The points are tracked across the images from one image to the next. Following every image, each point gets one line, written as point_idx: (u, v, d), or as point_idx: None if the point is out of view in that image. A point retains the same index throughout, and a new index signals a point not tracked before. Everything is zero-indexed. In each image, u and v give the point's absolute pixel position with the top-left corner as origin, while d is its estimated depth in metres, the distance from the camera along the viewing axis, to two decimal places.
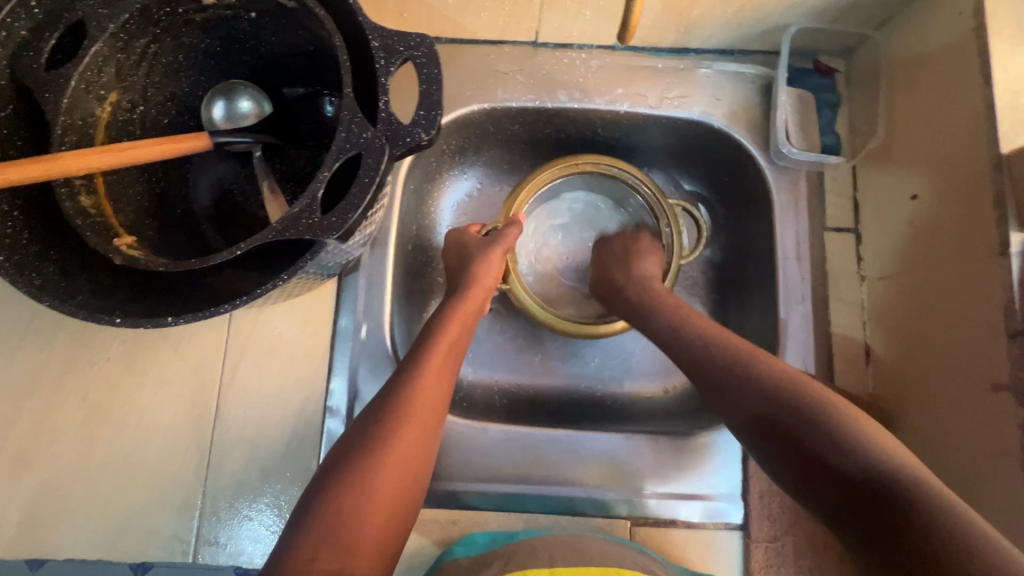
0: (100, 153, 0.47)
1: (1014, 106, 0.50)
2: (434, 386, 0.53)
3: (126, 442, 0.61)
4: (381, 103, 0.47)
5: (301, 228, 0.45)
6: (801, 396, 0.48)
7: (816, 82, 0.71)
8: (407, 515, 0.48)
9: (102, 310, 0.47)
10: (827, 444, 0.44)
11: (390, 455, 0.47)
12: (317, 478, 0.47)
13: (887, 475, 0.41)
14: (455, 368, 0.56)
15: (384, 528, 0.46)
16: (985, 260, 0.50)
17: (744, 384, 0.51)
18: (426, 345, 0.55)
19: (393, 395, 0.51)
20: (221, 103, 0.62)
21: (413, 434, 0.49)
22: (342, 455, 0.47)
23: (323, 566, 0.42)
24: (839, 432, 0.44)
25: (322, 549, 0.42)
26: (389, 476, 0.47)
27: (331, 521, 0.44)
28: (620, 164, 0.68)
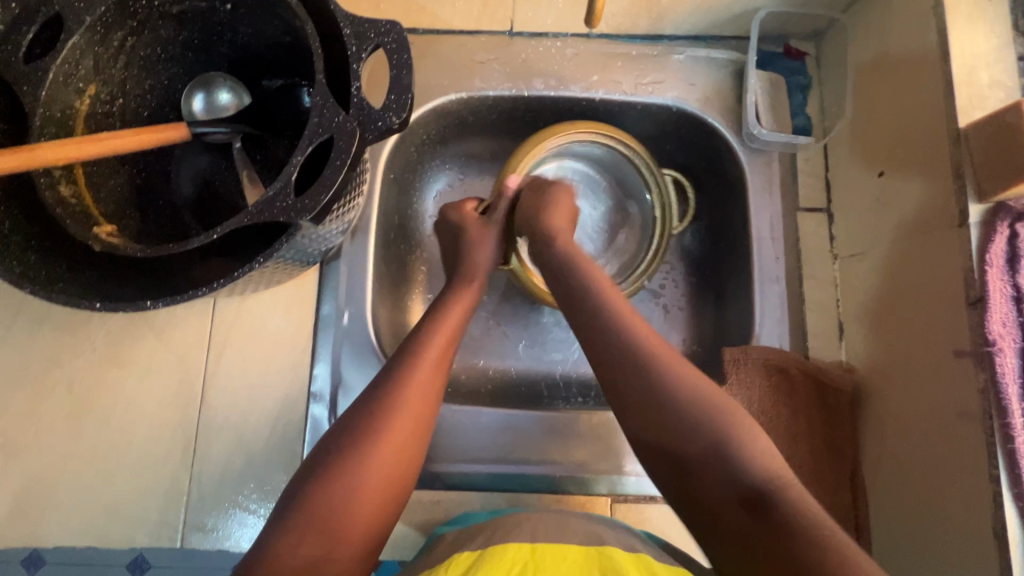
0: (77, 143, 0.48)
1: (971, 81, 0.52)
2: (428, 380, 0.52)
3: (113, 431, 0.62)
4: (353, 88, 0.48)
5: (276, 210, 0.46)
6: (702, 407, 0.46)
7: (787, 65, 0.72)
8: (400, 501, 0.49)
9: (83, 296, 0.48)
10: (723, 444, 0.44)
11: (380, 448, 0.48)
12: (311, 461, 0.48)
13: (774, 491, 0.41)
14: (450, 361, 0.55)
15: (374, 516, 0.47)
16: (946, 232, 0.52)
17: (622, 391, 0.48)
18: (423, 341, 0.54)
19: (385, 389, 0.51)
20: (201, 95, 0.62)
21: (404, 427, 0.49)
22: (331, 446, 0.48)
23: (305, 552, 0.43)
24: (732, 455, 0.44)
25: (307, 537, 0.44)
26: (378, 468, 0.47)
27: (318, 511, 0.45)
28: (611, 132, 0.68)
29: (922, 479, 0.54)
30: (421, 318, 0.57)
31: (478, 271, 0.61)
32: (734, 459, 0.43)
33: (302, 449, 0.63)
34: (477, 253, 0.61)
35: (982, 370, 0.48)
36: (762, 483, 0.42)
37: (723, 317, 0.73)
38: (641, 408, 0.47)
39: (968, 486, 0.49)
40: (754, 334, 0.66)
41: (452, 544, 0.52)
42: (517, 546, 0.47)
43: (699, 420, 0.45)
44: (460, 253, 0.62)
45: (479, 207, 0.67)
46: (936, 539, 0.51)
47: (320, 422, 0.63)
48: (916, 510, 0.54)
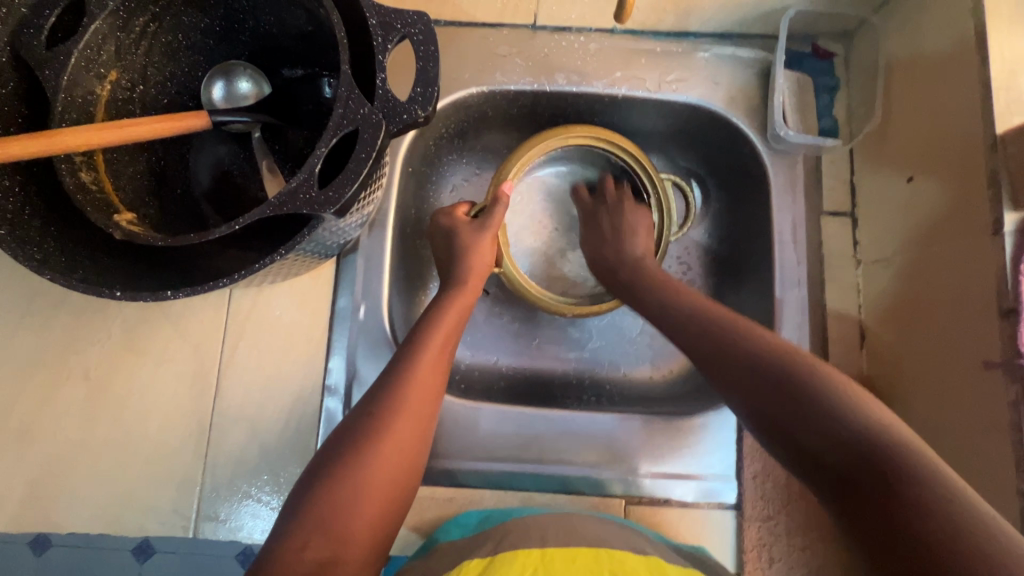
0: (99, 130, 0.48)
1: (1010, 86, 0.51)
2: (428, 381, 0.52)
3: (127, 419, 0.62)
4: (379, 79, 0.47)
5: (299, 202, 0.45)
6: (825, 382, 0.43)
7: (815, 65, 0.71)
8: (399, 505, 0.49)
9: (104, 284, 0.47)
10: (825, 405, 0.42)
11: (383, 449, 0.48)
12: (312, 466, 0.48)
13: (895, 452, 0.37)
14: (448, 361, 0.56)
15: (376, 518, 0.46)
16: (978, 240, 0.51)
17: (727, 366, 0.49)
18: (420, 340, 0.55)
19: (388, 391, 0.51)
20: (221, 84, 0.62)
21: (407, 429, 0.49)
22: (337, 449, 0.47)
23: (313, 555, 0.42)
24: (841, 417, 0.41)
25: (313, 539, 0.43)
26: (382, 470, 0.47)
27: (322, 515, 0.44)
28: (591, 135, 0.67)
29: None
30: (418, 320, 0.58)
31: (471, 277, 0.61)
32: (845, 427, 0.40)
33: (316, 441, 0.62)
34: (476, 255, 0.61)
35: (1012, 382, 0.47)
36: (882, 439, 0.38)
37: (741, 321, 0.72)
38: (749, 385, 0.47)
39: (993, 500, 0.48)
40: (773, 339, 0.66)
41: (466, 542, 0.51)
42: (529, 551, 0.47)
43: (791, 383, 0.45)
44: (456, 256, 0.62)
45: (470, 210, 0.66)
46: None
47: (335, 415, 0.63)
48: None
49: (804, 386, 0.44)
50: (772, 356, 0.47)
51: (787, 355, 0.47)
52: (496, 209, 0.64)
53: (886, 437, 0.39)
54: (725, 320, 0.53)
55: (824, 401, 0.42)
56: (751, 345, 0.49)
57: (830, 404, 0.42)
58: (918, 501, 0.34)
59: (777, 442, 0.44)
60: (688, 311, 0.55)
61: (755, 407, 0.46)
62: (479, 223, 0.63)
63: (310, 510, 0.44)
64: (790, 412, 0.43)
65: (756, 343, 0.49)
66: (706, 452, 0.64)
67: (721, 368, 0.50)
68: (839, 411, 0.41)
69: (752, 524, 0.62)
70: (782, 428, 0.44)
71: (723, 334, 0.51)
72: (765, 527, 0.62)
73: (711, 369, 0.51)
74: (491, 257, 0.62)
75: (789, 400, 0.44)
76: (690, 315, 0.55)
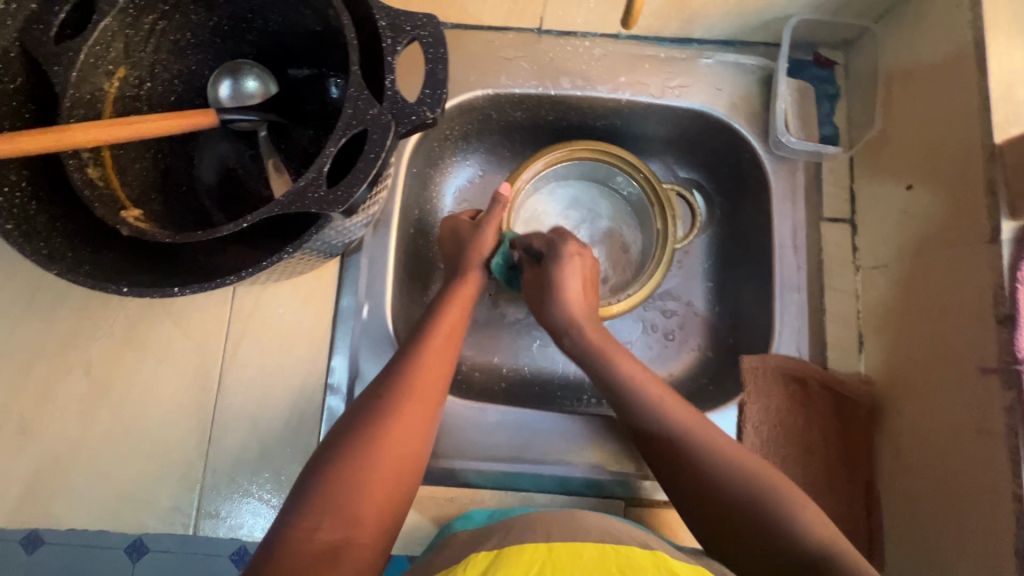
0: (108, 126, 0.48)
1: (1008, 97, 0.52)
2: (436, 367, 0.54)
3: (129, 415, 0.62)
4: (388, 81, 0.48)
5: (307, 200, 0.45)
6: (763, 483, 0.49)
7: (816, 74, 0.72)
8: (410, 489, 0.49)
9: (111, 279, 0.48)
10: (772, 514, 0.47)
11: (392, 429, 0.49)
12: (320, 448, 0.48)
13: (828, 557, 0.43)
14: (455, 350, 0.58)
15: (387, 501, 0.47)
16: (976, 248, 0.52)
17: (679, 465, 0.52)
18: (426, 332, 0.57)
19: (395, 377, 0.52)
20: (228, 82, 0.63)
21: (415, 411, 0.51)
22: (346, 429, 0.48)
23: (325, 537, 0.42)
24: (780, 521, 0.46)
25: (324, 521, 0.43)
26: (390, 450, 0.48)
27: (333, 497, 0.44)
28: (590, 146, 0.70)
29: (941, 494, 0.53)
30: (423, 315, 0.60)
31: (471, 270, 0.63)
32: (792, 538, 0.45)
33: (317, 439, 0.62)
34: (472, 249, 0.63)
35: (1008, 388, 0.48)
36: (814, 543, 0.44)
37: (740, 325, 0.72)
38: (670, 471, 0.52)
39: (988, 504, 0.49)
40: (773, 343, 0.66)
41: (468, 541, 0.52)
42: (536, 544, 0.47)
43: (727, 490, 0.49)
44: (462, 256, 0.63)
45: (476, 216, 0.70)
46: (955, 555, 0.51)
47: (336, 414, 0.63)
48: (933, 524, 0.54)
49: (770, 508, 0.47)
50: (711, 454, 0.51)
51: (737, 456, 0.51)
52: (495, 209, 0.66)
53: (822, 542, 0.44)
54: (677, 412, 0.55)
55: (772, 509, 0.47)
56: (697, 440, 0.52)
57: (770, 501, 0.48)
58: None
59: (716, 538, 0.49)
60: (640, 390, 0.57)
61: (702, 519, 0.50)
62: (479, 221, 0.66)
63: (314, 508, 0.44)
64: (731, 520, 0.48)
65: (705, 438, 0.53)
66: None
67: (672, 469, 0.52)
68: (776, 508, 0.47)
69: None
70: (729, 542, 0.48)
71: (676, 424, 0.54)
72: None
73: (658, 458, 0.54)
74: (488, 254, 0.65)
75: (732, 508, 0.48)
76: (639, 397, 0.56)
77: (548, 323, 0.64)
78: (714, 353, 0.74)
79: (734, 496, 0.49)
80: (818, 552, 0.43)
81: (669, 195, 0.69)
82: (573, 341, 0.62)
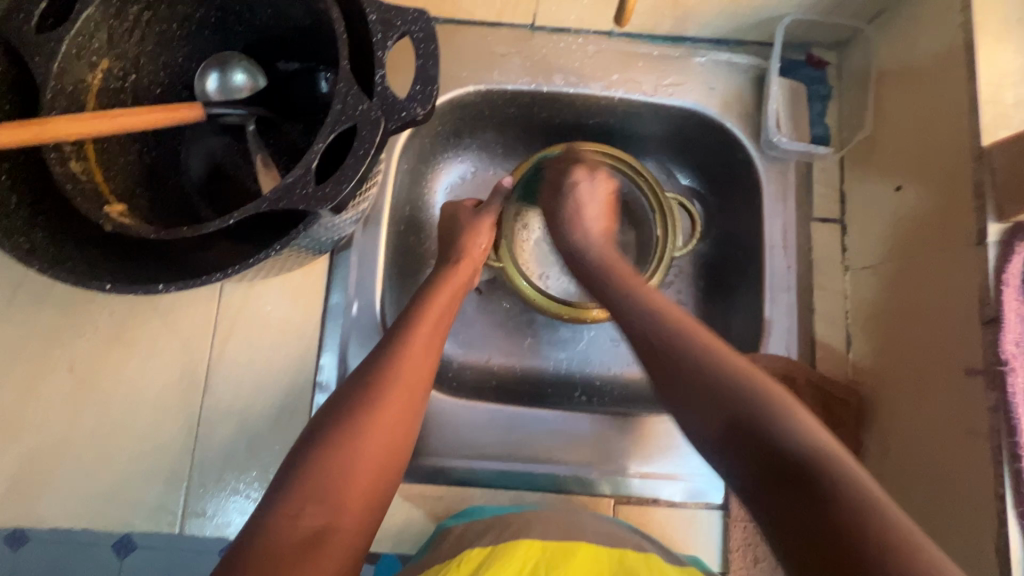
0: (91, 120, 0.47)
1: (996, 100, 0.52)
2: (421, 356, 0.53)
3: (113, 413, 0.61)
4: (378, 77, 0.47)
5: (295, 197, 0.45)
6: (765, 391, 0.43)
7: (809, 74, 0.72)
8: (396, 476, 0.49)
9: (95, 275, 0.47)
10: (767, 420, 0.41)
11: (379, 417, 0.48)
12: (307, 432, 0.48)
13: (825, 462, 0.38)
14: (443, 333, 0.57)
15: (372, 488, 0.46)
16: (963, 249, 0.52)
17: (680, 376, 0.47)
18: (413, 319, 0.55)
19: (380, 366, 0.51)
20: (215, 75, 0.61)
21: (399, 400, 0.50)
22: (333, 416, 0.48)
23: (308, 522, 0.42)
24: (777, 426, 0.41)
25: (308, 506, 0.43)
26: (376, 440, 0.47)
27: (318, 483, 0.44)
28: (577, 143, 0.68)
29: (926, 492, 0.54)
30: (411, 299, 0.58)
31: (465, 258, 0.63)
32: (784, 439, 0.40)
33: None
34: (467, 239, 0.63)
35: (993, 389, 0.48)
36: (810, 447, 0.39)
37: (730, 324, 0.72)
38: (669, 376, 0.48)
39: (971, 503, 0.49)
40: (762, 342, 0.67)
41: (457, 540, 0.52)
42: (530, 543, 0.48)
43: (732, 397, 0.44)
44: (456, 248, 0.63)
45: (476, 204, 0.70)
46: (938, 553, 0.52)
47: None
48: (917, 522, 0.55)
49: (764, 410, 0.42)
50: (711, 361, 0.46)
51: (743, 368, 0.45)
52: (492, 201, 0.66)
53: (817, 449, 0.39)
54: (688, 326, 0.50)
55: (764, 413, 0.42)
56: (709, 355, 0.47)
57: (763, 403, 0.42)
58: (846, 503, 0.36)
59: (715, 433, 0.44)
60: (648, 313, 0.52)
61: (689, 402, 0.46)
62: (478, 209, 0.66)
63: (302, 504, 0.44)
64: (730, 411, 0.43)
65: (711, 352, 0.47)
66: (695, 453, 0.65)
67: (667, 373, 0.48)
68: (774, 409, 0.42)
69: (737, 525, 0.62)
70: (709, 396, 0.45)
71: (694, 342, 0.48)
72: (750, 528, 0.63)
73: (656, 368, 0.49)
74: (486, 242, 0.65)
75: (733, 404, 0.43)
76: (644, 313, 0.52)
77: (569, 248, 0.64)
78: None
79: (741, 401, 0.43)
80: (805, 453, 0.39)
81: (670, 205, 0.68)
82: (581, 267, 0.62)
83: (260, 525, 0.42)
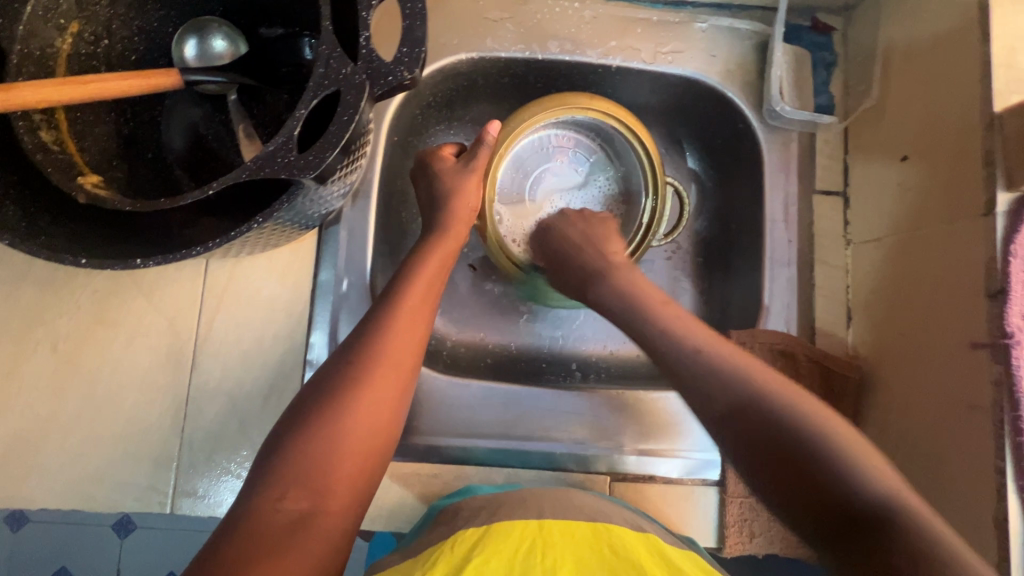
0: (60, 85, 0.44)
1: (1010, 64, 0.50)
2: (409, 329, 0.51)
3: (99, 392, 0.60)
4: (363, 38, 0.45)
5: (277, 166, 0.43)
6: (826, 432, 0.44)
7: (813, 40, 0.69)
8: (384, 457, 0.48)
9: (68, 250, 0.45)
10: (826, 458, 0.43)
11: (366, 397, 0.47)
12: (290, 413, 0.47)
13: (889, 514, 0.39)
14: (433, 311, 0.55)
15: (360, 469, 0.45)
16: (970, 221, 0.51)
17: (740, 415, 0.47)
18: (400, 290, 0.53)
19: (366, 341, 0.49)
20: (193, 42, 0.58)
21: (388, 378, 0.48)
22: (318, 393, 0.46)
23: (291, 505, 0.42)
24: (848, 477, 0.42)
25: (290, 489, 0.42)
26: (363, 420, 0.46)
27: (302, 465, 0.43)
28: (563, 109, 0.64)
29: (926, 467, 0.54)
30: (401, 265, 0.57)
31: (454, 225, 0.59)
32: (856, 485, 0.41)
33: None
34: (458, 199, 0.59)
35: (996, 362, 0.47)
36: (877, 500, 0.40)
37: (728, 300, 0.71)
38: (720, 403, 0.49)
39: (969, 476, 0.49)
40: (761, 318, 0.66)
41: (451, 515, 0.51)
42: (524, 522, 0.47)
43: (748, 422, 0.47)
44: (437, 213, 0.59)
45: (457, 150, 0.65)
46: None
47: None
48: None
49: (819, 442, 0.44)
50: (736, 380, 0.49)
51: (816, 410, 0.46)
52: (479, 150, 0.60)
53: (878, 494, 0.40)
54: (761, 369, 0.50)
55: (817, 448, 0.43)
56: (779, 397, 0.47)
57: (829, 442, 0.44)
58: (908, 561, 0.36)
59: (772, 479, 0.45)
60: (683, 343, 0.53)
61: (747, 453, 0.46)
62: (465, 164, 0.60)
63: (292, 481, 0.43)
64: (789, 463, 0.44)
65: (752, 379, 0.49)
66: (691, 431, 0.64)
67: (715, 409, 0.49)
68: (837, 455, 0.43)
69: (734, 501, 0.62)
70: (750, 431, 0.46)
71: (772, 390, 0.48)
72: (745, 504, 0.62)
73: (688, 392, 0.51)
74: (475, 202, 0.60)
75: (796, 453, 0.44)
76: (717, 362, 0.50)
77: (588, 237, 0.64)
78: None
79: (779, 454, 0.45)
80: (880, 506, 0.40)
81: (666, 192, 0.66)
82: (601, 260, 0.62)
83: (253, 499, 0.42)
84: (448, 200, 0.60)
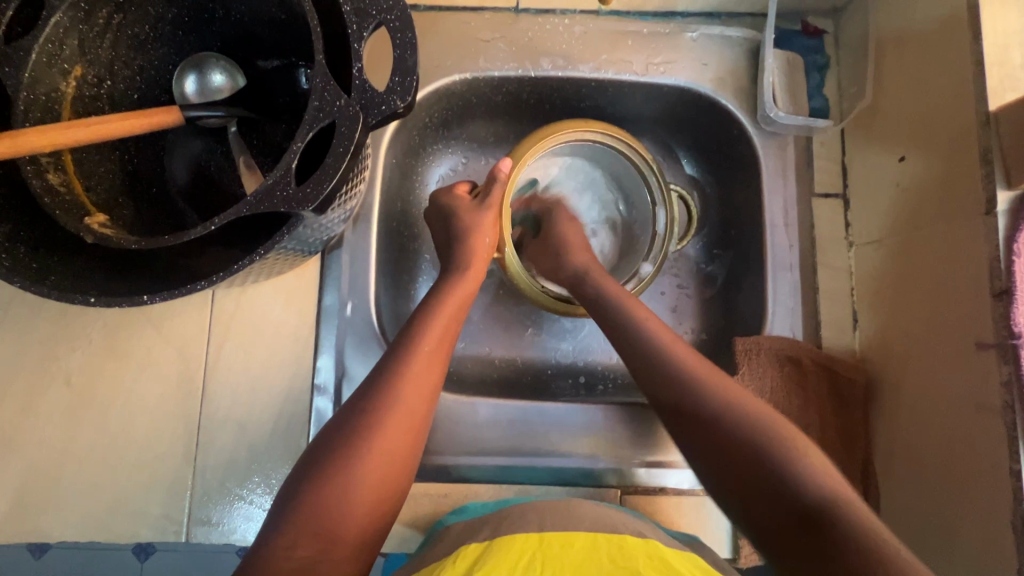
0: (67, 130, 0.45)
1: (1003, 61, 0.50)
2: (424, 375, 0.51)
3: (113, 424, 0.61)
4: (356, 70, 0.45)
5: (276, 199, 0.43)
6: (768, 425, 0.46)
7: (805, 43, 0.70)
8: (394, 505, 0.48)
9: (77, 289, 0.46)
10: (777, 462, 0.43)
11: (374, 451, 0.47)
12: (301, 463, 0.47)
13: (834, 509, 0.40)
14: (447, 353, 0.54)
15: (370, 518, 0.46)
16: (969, 219, 0.50)
17: (705, 426, 0.48)
18: (414, 337, 0.53)
19: (378, 389, 0.49)
20: (193, 77, 0.59)
21: (397, 425, 0.48)
22: (325, 448, 0.47)
23: (300, 554, 0.42)
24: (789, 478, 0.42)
25: (300, 539, 0.43)
26: (372, 472, 0.46)
27: (310, 518, 0.43)
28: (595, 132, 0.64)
29: (938, 467, 0.53)
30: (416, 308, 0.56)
31: (472, 262, 0.59)
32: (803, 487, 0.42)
33: (306, 442, 0.62)
34: (475, 237, 0.59)
35: (1005, 363, 0.47)
36: (825, 503, 0.40)
37: (732, 306, 0.71)
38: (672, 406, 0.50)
39: (983, 478, 0.49)
40: (766, 324, 0.65)
41: (462, 534, 0.51)
42: (527, 535, 0.46)
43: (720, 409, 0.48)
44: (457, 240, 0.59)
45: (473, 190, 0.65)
46: (953, 531, 0.51)
47: (324, 415, 0.62)
48: (934, 503, 0.53)
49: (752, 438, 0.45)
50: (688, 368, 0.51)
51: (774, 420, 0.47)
52: (494, 186, 0.61)
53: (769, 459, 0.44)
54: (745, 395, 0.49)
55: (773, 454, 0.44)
56: (735, 412, 0.47)
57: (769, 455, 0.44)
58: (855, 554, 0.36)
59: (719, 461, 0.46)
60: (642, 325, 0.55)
61: (705, 459, 0.47)
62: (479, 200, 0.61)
63: (301, 516, 0.43)
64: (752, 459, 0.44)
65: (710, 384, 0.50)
66: None
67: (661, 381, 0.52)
68: (785, 463, 0.43)
69: None
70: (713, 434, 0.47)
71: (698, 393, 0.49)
72: None
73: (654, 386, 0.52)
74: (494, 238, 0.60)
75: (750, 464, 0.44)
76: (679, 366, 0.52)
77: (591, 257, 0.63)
78: (707, 336, 0.72)
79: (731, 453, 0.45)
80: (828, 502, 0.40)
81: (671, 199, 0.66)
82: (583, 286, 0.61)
83: (262, 548, 0.43)
84: (464, 228, 0.60)
